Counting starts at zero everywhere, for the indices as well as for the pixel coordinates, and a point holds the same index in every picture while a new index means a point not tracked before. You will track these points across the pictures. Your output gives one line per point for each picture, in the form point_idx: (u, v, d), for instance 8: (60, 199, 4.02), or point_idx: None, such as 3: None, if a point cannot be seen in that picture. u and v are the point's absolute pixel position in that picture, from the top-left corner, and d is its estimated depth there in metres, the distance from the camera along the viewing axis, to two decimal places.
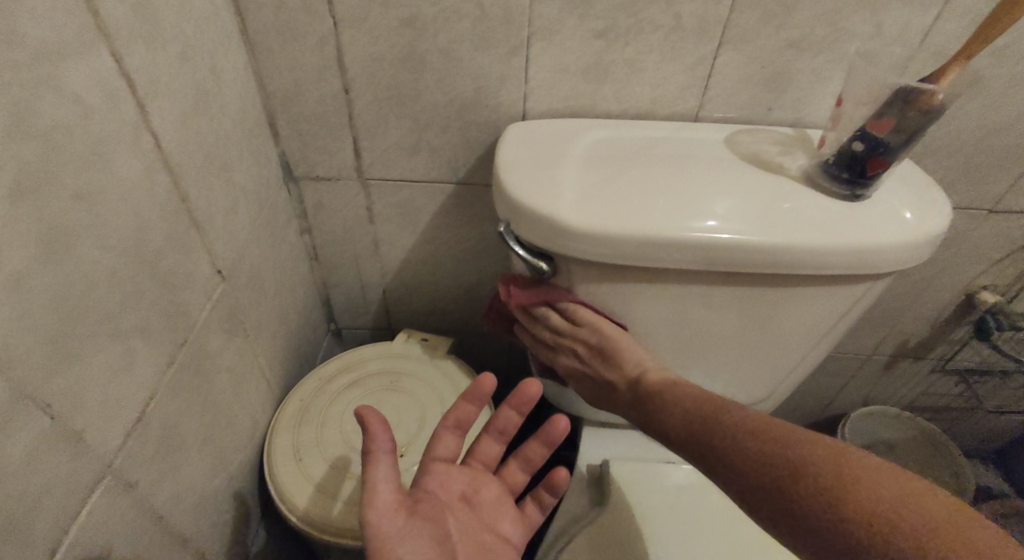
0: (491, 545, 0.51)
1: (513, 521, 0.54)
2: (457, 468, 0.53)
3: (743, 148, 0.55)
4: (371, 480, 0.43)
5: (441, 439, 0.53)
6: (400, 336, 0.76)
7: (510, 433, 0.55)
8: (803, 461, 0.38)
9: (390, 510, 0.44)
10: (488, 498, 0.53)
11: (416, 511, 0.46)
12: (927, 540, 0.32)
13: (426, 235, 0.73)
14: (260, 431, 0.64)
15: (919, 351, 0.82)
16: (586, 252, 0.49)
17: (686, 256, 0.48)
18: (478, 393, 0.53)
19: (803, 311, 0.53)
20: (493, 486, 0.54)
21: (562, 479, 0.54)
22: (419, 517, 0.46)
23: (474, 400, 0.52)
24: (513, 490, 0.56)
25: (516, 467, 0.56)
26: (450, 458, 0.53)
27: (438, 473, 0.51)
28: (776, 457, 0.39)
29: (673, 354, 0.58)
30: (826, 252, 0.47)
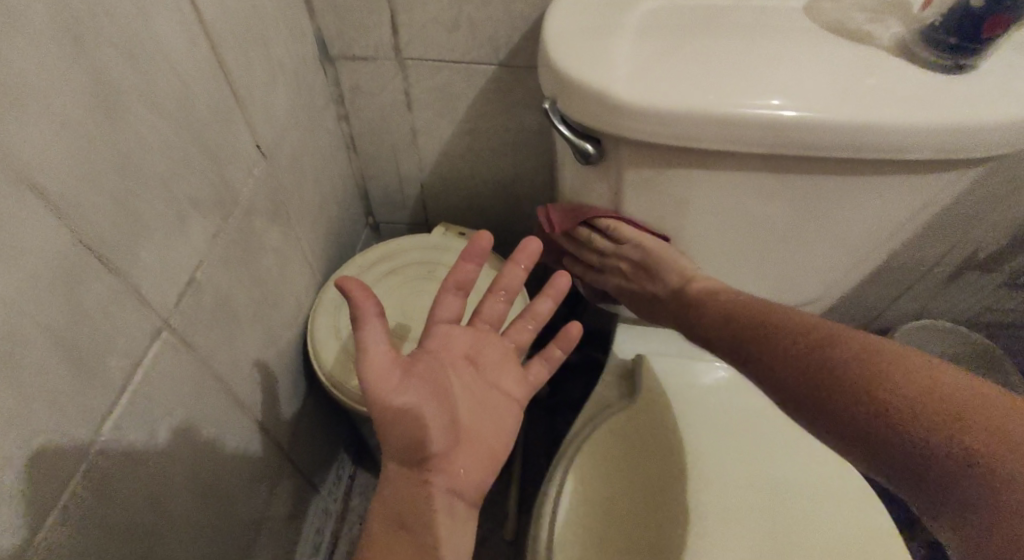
0: (495, 400, 0.51)
1: (517, 378, 0.54)
2: (458, 330, 0.52)
3: (825, 16, 0.47)
4: (361, 341, 0.44)
5: (443, 302, 0.53)
6: (438, 229, 0.76)
7: (517, 290, 0.56)
8: (845, 377, 0.42)
9: (385, 369, 0.45)
10: (491, 357, 0.53)
11: (413, 368, 0.47)
12: (969, 446, 0.38)
13: (465, 125, 0.71)
14: (305, 312, 0.67)
15: (989, 263, 0.75)
16: (640, 132, 0.45)
17: (750, 135, 0.43)
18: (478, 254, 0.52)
19: (874, 206, 0.49)
20: (497, 344, 0.54)
21: (574, 331, 0.57)
22: (414, 375, 0.47)
23: (472, 258, 0.52)
24: (520, 348, 0.56)
25: (523, 327, 0.56)
26: (451, 321, 0.52)
27: (439, 334, 0.52)
28: (818, 371, 0.44)
29: (716, 250, 0.56)
30: (917, 134, 0.41)
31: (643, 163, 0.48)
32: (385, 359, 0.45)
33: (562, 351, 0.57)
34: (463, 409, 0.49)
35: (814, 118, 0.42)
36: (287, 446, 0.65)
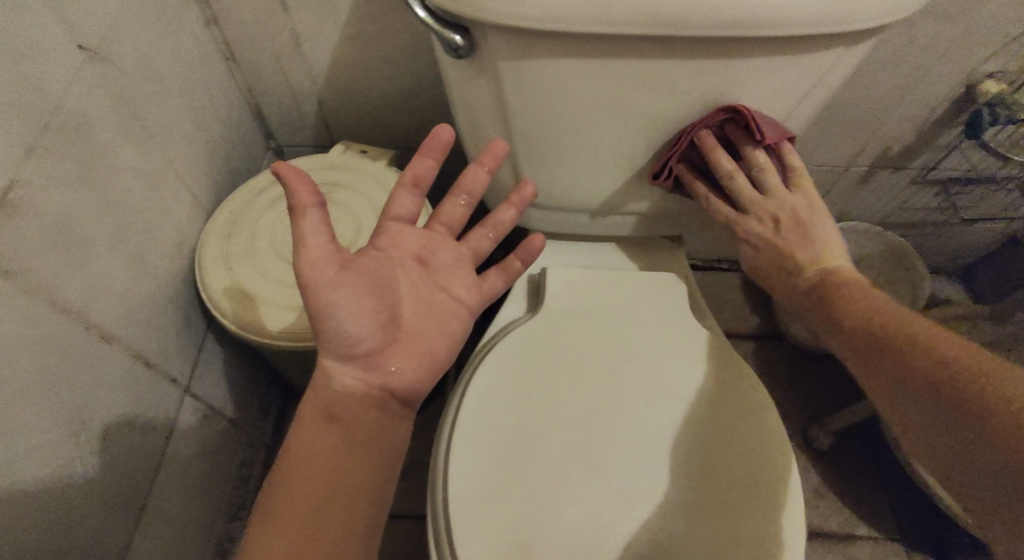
0: (446, 306, 0.46)
1: (475, 287, 0.48)
2: (409, 232, 0.46)
3: None
4: (298, 230, 0.38)
5: (396, 199, 0.46)
6: (338, 148, 0.71)
7: (477, 194, 0.49)
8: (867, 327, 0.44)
9: (322, 262, 0.39)
10: (446, 262, 0.47)
11: (356, 266, 0.41)
12: (948, 372, 0.36)
13: (352, 27, 0.64)
14: (191, 242, 0.62)
15: (900, 160, 0.77)
16: (503, 16, 0.41)
17: (618, 14, 0.40)
18: (438, 146, 0.44)
19: (758, 91, 0.47)
20: (453, 249, 0.48)
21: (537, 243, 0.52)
22: (355, 271, 0.41)
23: (432, 152, 0.44)
24: (479, 257, 0.50)
25: (482, 234, 0.50)
26: (406, 222, 0.46)
27: (390, 233, 0.45)
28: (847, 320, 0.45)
29: (613, 149, 0.53)
30: (789, 5, 0.39)
31: (519, 54, 0.44)
32: (326, 252, 0.39)
33: (522, 264, 0.52)
34: (410, 311, 0.44)
35: None
36: (190, 381, 0.63)
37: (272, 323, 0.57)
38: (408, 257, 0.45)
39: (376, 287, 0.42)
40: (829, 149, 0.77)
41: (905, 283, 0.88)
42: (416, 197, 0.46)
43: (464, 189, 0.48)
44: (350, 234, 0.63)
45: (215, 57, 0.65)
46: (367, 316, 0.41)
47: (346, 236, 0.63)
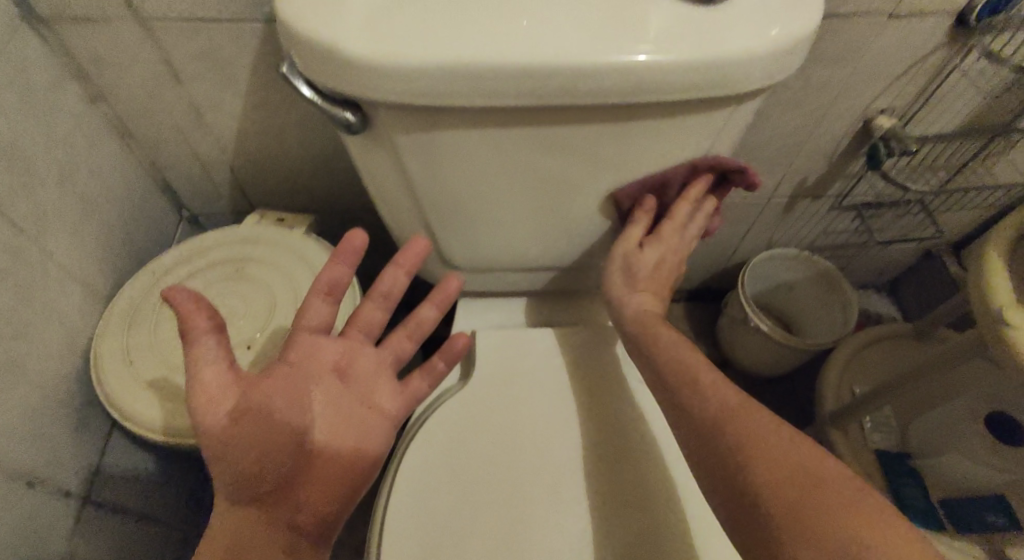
0: (366, 420, 0.43)
1: (396, 394, 0.46)
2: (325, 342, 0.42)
3: None
4: (191, 364, 0.35)
5: (307, 308, 0.43)
6: (251, 218, 0.67)
7: (397, 295, 0.46)
8: (754, 450, 0.38)
9: (218, 396, 0.35)
10: (366, 371, 0.44)
11: (261, 388, 0.38)
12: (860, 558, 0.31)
13: (254, 96, 0.60)
14: (82, 337, 0.57)
15: (817, 189, 0.81)
16: (388, 95, 0.39)
17: (504, 88, 0.39)
18: (350, 251, 0.42)
19: (661, 150, 0.47)
20: (375, 356, 0.45)
21: (458, 346, 0.51)
22: (259, 399, 0.37)
23: (345, 263, 0.42)
24: (401, 361, 0.47)
25: (405, 336, 0.48)
26: (320, 331, 0.42)
27: (302, 345, 0.41)
28: (736, 438, 0.39)
29: (530, 211, 0.52)
30: (671, 74, 0.39)
31: (415, 128, 0.43)
32: (223, 379, 0.36)
33: (444, 365, 0.50)
34: (326, 430, 0.40)
35: (570, 63, 0.38)
36: (89, 490, 0.57)
37: (177, 421, 0.52)
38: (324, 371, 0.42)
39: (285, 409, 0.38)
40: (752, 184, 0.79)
41: (835, 305, 0.91)
42: (330, 305, 0.43)
43: (384, 293, 0.46)
44: (263, 314, 0.59)
45: (103, 134, 0.60)
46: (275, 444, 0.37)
47: (260, 316, 0.59)
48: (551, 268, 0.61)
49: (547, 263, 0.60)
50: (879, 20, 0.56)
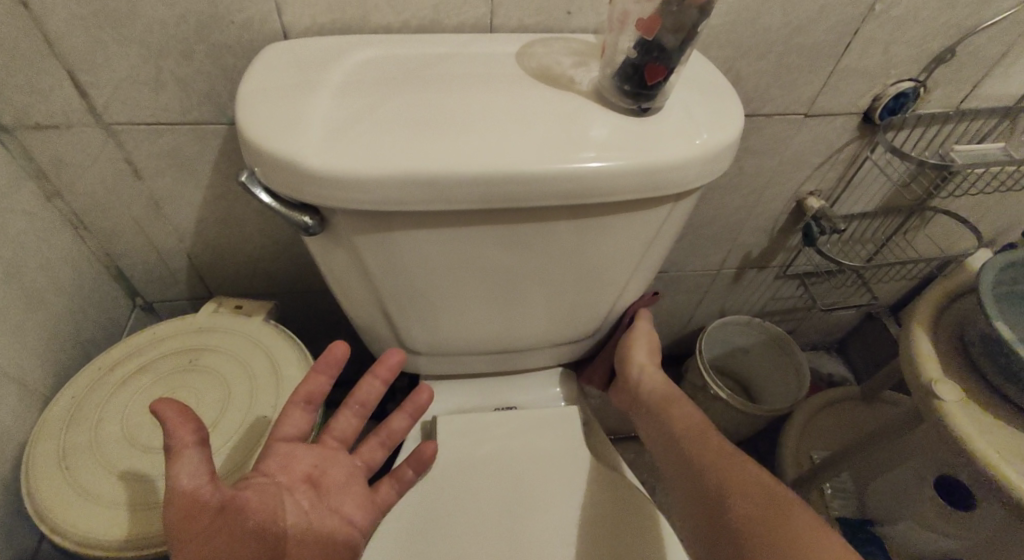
0: (337, 528, 0.45)
1: (361, 501, 0.48)
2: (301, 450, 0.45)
3: (534, 63, 0.48)
4: (171, 476, 0.35)
5: (285, 417, 0.46)
6: (208, 307, 0.66)
7: (371, 405, 0.50)
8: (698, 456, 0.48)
9: (197, 505, 0.35)
10: (337, 479, 0.47)
11: (239, 500, 0.38)
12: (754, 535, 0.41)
13: (216, 188, 0.61)
14: (17, 442, 0.53)
15: (762, 261, 0.87)
16: (344, 202, 0.41)
17: (456, 194, 0.42)
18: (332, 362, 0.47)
19: (610, 240, 0.50)
20: (346, 464, 0.48)
21: (429, 454, 0.56)
22: (238, 510, 0.38)
23: (327, 372, 0.46)
24: (369, 468, 0.51)
25: (375, 444, 0.51)
26: (297, 440, 0.46)
27: (280, 453, 0.44)
28: (699, 446, 0.49)
29: (487, 299, 0.54)
30: (611, 178, 0.42)
31: (370, 228, 0.45)
32: (202, 495, 0.36)
33: (412, 473, 0.55)
34: (295, 542, 0.41)
35: (518, 170, 0.41)
36: None
37: (115, 532, 0.48)
38: (300, 481, 0.44)
39: (258, 522, 0.39)
40: (703, 258, 0.84)
41: (788, 367, 0.94)
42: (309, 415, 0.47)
43: (360, 404, 0.50)
44: (218, 407, 0.57)
45: (58, 229, 0.60)
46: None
47: (214, 409, 0.57)
48: (512, 350, 0.62)
49: (509, 345, 0.61)
50: (799, 117, 0.65)
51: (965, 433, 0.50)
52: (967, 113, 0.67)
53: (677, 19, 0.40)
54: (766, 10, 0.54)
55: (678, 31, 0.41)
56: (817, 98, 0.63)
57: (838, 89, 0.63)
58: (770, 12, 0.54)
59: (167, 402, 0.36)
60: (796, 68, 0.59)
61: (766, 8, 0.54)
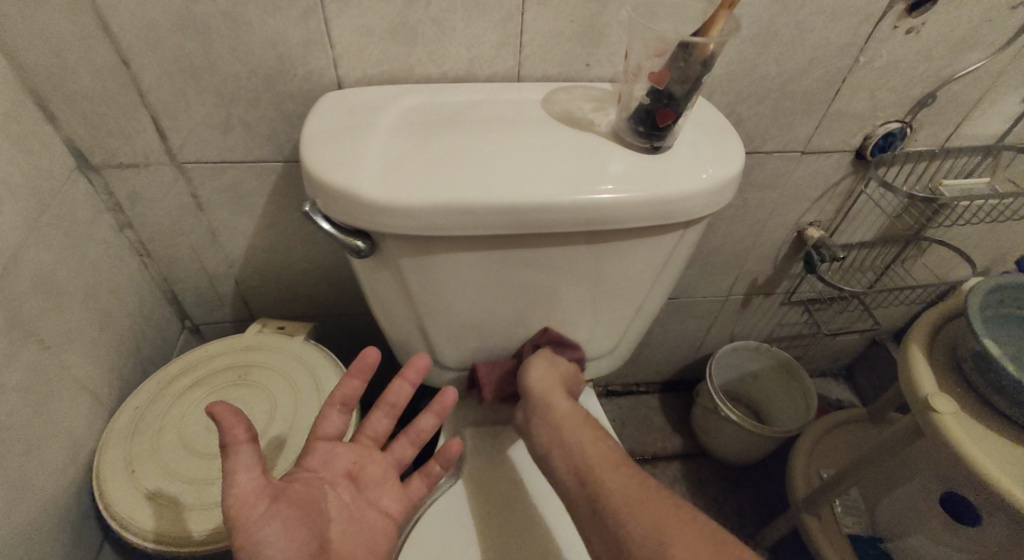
0: (373, 520, 0.48)
1: (394, 496, 0.51)
2: (341, 449, 0.49)
3: (557, 107, 0.55)
4: (229, 472, 0.39)
5: (323, 418, 0.50)
6: (254, 327, 0.72)
7: (401, 406, 0.53)
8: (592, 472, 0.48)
9: (254, 498, 0.39)
10: (372, 475, 0.50)
11: (287, 493, 0.42)
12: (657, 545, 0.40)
13: (267, 218, 0.68)
14: (86, 449, 0.58)
15: (767, 288, 0.93)
16: (395, 228, 0.47)
17: (493, 221, 0.47)
18: (364, 367, 0.50)
19: (626, 263, 0.55)
20: (380, 462, 0.52)
21: (455, 453, 0.56)
22: (287, 502, 0.41)
23: (360, 375, 0.50)
24: (400, 465, 0.54)
25: (403, 442, 0.54)
26: (335, 439, 0.49)
27: (321, 453, 0.48)
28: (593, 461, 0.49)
29: (515, 317, 0.59)
30: (629, 207, 0.48)
31: (415, 251, 0.50)
32: (257, 489, 0.39)
33: (440, 469, 0.56)
34: (339, 533, 0.44)
35: (546, 200, 0.47)
36: None
37: (180, 529, 0.52)
38: (338, 477, 0.48)
39: (309, 511, 0.42)
40: (712, 284, 0.90)
41: (797, 392, 0.98)
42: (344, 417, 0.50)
43: (388, 406, 0.53)
44: (267, 417, 0.62)
45: (126, 256, 0.66)
46: (303, 547, 0.39)
47: (264, 419, 0.62)
48: None
49: None
50: (796, 154, 0.72)
51: (959, 443, 0.54)
52: (954, 151, 0.73)
53: (684, 72, 0.47)
54: (762, 61, 0.61)
55: (684, 81, 0.47)
56: (812, 137, 0.70)
57: (831, 129, 0.69)
58: (766, 62, 0.61)
59: (223, 407, 0.39)
60: (791, 110, 0.66)
61: (764, 59, 0.60)
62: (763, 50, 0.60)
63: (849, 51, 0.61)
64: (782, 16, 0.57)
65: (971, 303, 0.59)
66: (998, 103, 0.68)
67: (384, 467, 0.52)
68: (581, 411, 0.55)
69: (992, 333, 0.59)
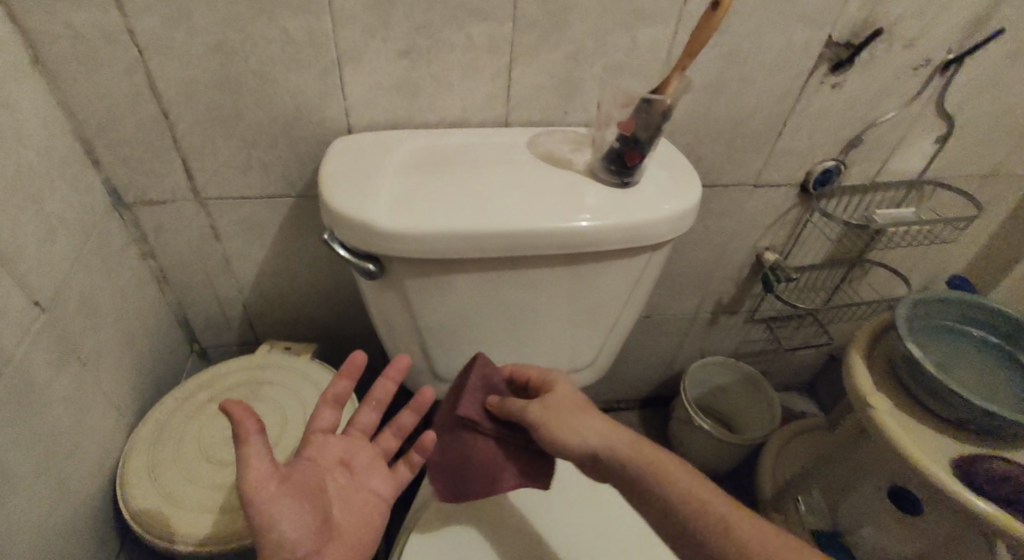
0: (366, 500, 0.54)
1: (386, 480, 0.56)
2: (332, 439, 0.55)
3: (541, 149, 0.64)
4: (241, 456, 0.45)
5: (317, 414, 0.55)
6: (263, 348, 0.78)
7: (387, 402, 0.58)
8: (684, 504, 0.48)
9: (266, 477, 0.45)
10: (364, 461, 0.56)
11: (291, 474, 0.48)
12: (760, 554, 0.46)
13: (278, 248, 0.75)
14: (109, 461, 0.63)
15: (732, 306, 1.03)
16: (403, 252, 0.54)
17: (486, 245, 0.55)
18: (353, 368, 0.56)
19: (602, 283, 0.63)
20: (368, 451, 0.57)
21: (431, 441, 0.56)
22: (292, 482, 0.47)
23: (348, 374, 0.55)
24: (387, 455, 0.59)
25: (390, 431, 0.59)
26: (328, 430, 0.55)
27: (316, 442, 0.54)
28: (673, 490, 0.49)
29: (505, 332, 0.66)
30: (603, 233, 0.57)
31: (419, 273, 0.58)
32: (269, 470, 0.45)
33: (420, 458, 0.56)
34: (339, 509, 0.51)
35: (533, 226, 0.55)
36: None
37: (200, 529, 0.57)
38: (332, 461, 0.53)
39: (310, 492, 0.48)
40: (679, 303, 1.01)
41: (760, 402, 1.08)
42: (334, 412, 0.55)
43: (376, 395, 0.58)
44: (277, 428, 0.67)
45: (147, 283, 0.72)
46: (305, 519, 0.46)
47: (274, 430, 0.67)
48: None
49: None
50: (748, 187, 0.82)
51: (895, 435, 0.62)
52: (882, 184, 0.83)
53: (647, 120, 0.56)
54: (715, 109, 0.71)
55: (648, 128, 0.56)
56: (761, 173, 0.80)
57: (777, 166, 0.80)
58: (718, 110, 0.71)
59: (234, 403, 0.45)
60: (742, 150, 0.76)
61: (716, 107, 0.71)
62: (716, 101, 0.70)
63: (787, 100, 0.71)
64: (729, 73, 0.67)
65: (898, 312, 0.68)
66: (917, 143, 0.79)
67: (373, 455, 0.57)
68: (606, 419, 0.54)
69: (915, 339, 0.69)
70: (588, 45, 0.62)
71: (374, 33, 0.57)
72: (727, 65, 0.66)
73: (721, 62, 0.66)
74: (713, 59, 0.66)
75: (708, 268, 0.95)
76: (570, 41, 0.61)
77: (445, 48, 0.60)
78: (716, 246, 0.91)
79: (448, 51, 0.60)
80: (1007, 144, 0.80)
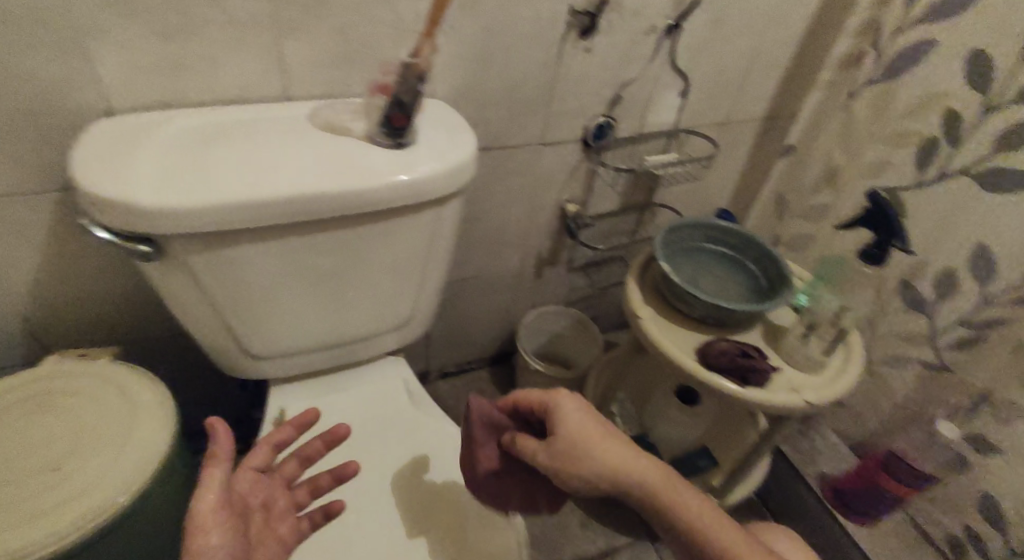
0: (271, 546, 0.56)
1: (292, 531, 0.59)
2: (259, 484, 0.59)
3: (320, 118, 0.66)
4: (206, 474, 0.49)
5: (251, 454, 0.61)
6: (50, 358, 0.72)
7: (313, 458, 0.66)
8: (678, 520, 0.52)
9: (219, 502, 0.49)
10: (280, 507, 0.60)
11: (229, 499, 0.52)
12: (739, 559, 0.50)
13: (53, 249, 0.69)
14: None
15: (551, 259, 1.15)
16: (177, 229, 0.54)
17: (266, 213, 0.57)
18: (299, 422, 0.66)
19: (397, 240, 0.68)
20: (282, 496, 0.61)
21: (338, 508, 0.62)
22: (236, 512, 0.51)
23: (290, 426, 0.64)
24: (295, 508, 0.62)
25: (295, 463, 0.64)
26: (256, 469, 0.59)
27: (247, 478, 0.58)
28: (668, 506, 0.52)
29: (313, 299, 0.69)
30: (381, 190, 0.61)
31: (204, 249, 0.58)
32: (225, 497, 0.50)
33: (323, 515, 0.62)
34: (254, 545, 0.54)
35: (313, 190, 0.58)
36: None
37: None
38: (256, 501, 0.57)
39: (241, 521, 0.52)
40: (502, 260, 1.10)
41: (589, 340, 1.23)
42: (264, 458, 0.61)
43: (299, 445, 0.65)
44: (73, 433, 0.64)
45: None
46: (238, 544, 0.49)
47: (70, 436, 0.63)
48: (345, 343, 0.76)
49: (342, 338, 0.75)
50: (537, 146, 0.92)
51: (657, 339, 0.75)
52: (646, 136, 0.99)
53: (407, 84, 0.60)
54: (490, 76, 0.79)
55: (408, 90, 0.61)
56: (545, 132, 0.90)
57: (556, 126, 0.90)
58: (492, 76, 0.79)
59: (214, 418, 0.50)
60: (523, 113, 0.86)
61: (488, 73, 0.78)
62: (488, 68, 0.78)
63: (550, 65, 0.81)
64: (494, 42, 0.75)
65: (658, 241, 0.82)
66: (665, 98, 0.95)
67: (285, 503, 0.61)
68: (598, 428, 0.55)
69: (673, 262, 0.83)
70: (355, 21, 0.65)
71: (115, 11, 0.55)
72: (491, 33, 0.74)
73: (484, 32, 0.73)
74: (476, 29, 0.73)
75: (521, 224, 1.05)
76: (335, 16, 0.64)
77: (201, 24, 0.59)
78: (521, 203, 1.01)
79: (206, 27, 0.60)
80: (732, 95, 0.99)
